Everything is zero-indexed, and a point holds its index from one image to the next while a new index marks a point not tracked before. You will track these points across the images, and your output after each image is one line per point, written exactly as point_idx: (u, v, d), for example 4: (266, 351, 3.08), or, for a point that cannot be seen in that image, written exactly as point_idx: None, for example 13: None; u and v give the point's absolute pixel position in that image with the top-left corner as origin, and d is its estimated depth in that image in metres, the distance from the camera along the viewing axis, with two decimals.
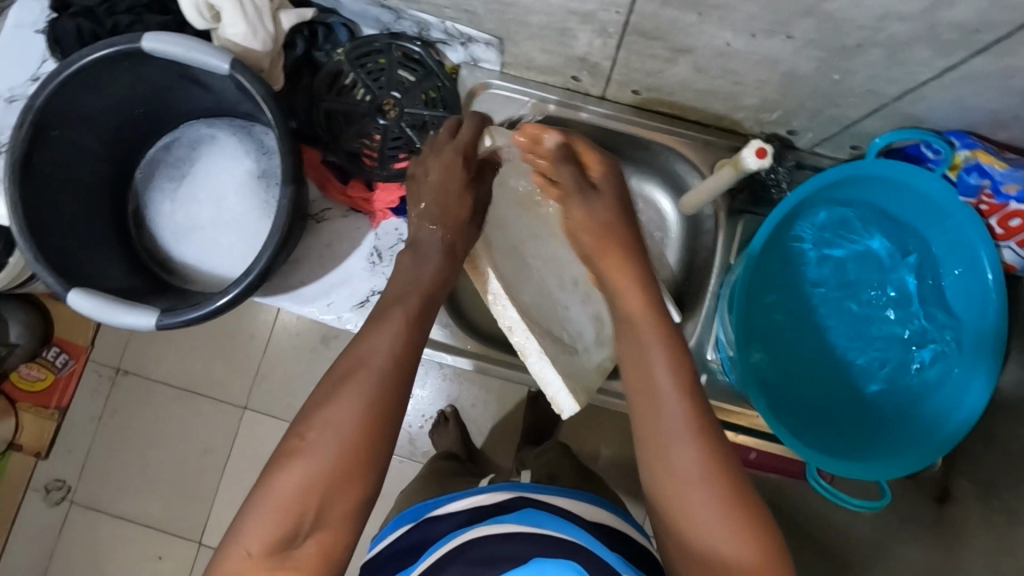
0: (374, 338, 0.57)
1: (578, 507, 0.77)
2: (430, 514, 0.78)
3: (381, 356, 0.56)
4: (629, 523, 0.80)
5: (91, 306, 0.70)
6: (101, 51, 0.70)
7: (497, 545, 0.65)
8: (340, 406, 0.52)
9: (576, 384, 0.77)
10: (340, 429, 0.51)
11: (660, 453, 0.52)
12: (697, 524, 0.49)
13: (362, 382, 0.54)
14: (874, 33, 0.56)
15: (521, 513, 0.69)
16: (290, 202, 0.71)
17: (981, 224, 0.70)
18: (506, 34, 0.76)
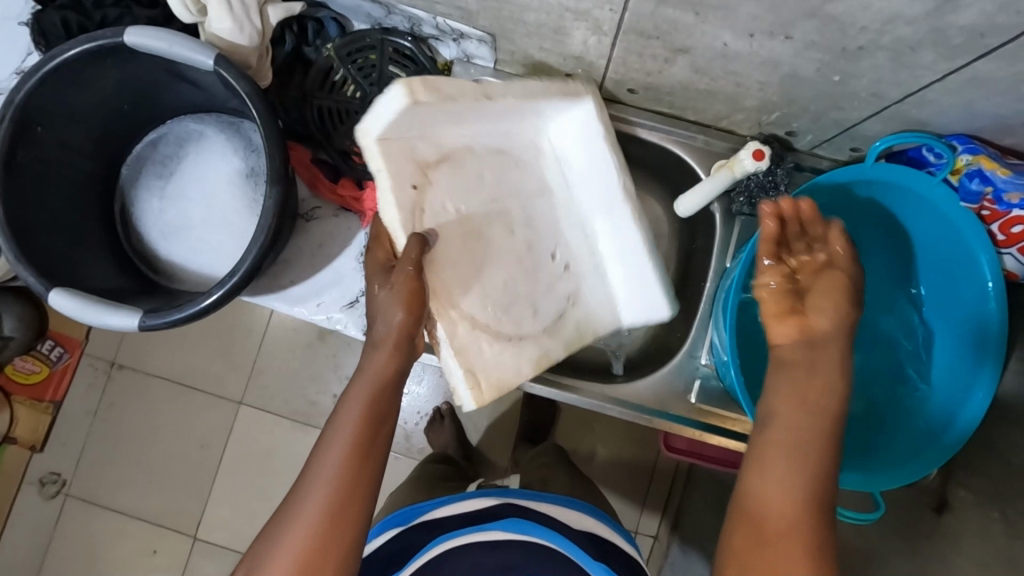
0: (325, 443, 0.58)
1: (574, 518, 0.78)
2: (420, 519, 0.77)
3: (328, 473, 0.57)
4: (620, 535, 0.81)
5: (75, 307, 0.69)
6: (82, 45, 0.68)
7: (483, 556, 0.69)
8: (277, 548, 0.54)
9: (487, 378, 0.68)
10: (283, 553, 0.54)
11: (780, 409, 0.57)
12: (769, 478, 0.53)
13: (312, 501, 0.56)
14: (877, 35, 0.54)
15: (509, 521, 0.72)
16: (276, 202, 0.69)
17: (982, 229, 0.67)
18: (500, 31, 0.74)
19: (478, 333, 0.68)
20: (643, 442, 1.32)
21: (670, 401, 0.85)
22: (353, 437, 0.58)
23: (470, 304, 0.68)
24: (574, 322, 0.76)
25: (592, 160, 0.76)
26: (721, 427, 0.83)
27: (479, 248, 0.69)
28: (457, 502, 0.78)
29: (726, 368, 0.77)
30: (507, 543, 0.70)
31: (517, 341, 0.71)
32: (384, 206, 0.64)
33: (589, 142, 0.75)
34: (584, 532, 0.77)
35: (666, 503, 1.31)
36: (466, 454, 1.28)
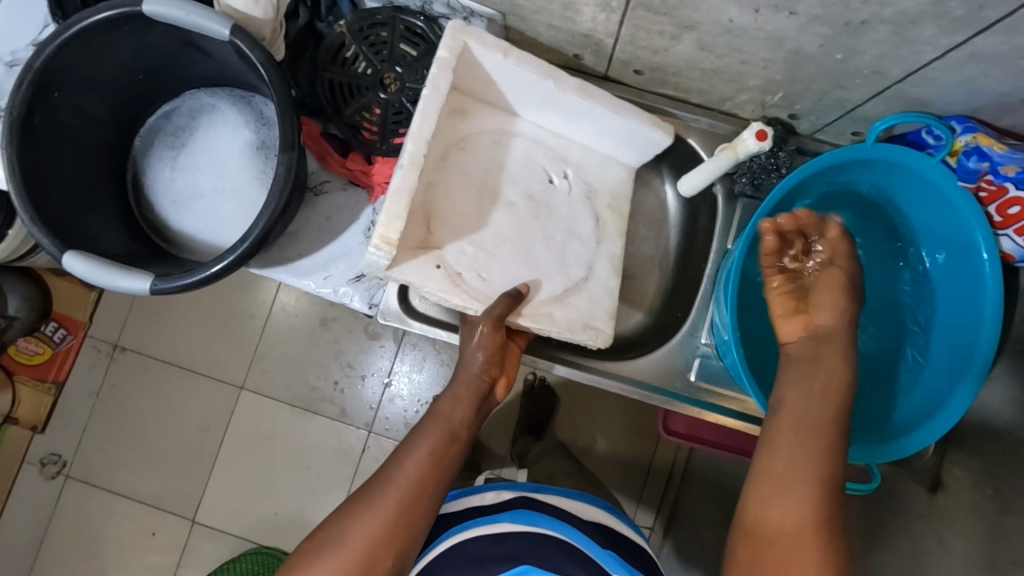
0: (412, 444, 0.67)
1: (583, 508, 0.80)
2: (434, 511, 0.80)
3: (412, 467, 0.65)
4: (623, 522, 0.83)
5: (88, 269, 0.70)
6: (102, 12, 0.69)
7: (490, 550, 0.70)
8: (348, 527, 0.60)
9: (599, 319, 0.79)
10: (354, 536, 0.60)
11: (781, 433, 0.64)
12: (779, 496, 0.60)
13: (387, 495, 0.62)
14: (880, 8, 0.55)
15: (518, 514, 0.74)
16: (288, 169, 0.71)
17: (977, 205, 0.69)
18: (511, 9, 0.76)
19: (567, 300, 0.78)
20: (641, 432, 1.34)
21: (666, 378, 0.87)
22: (435, 450, 0.66)
23: (545, 288, 0.77)
24: (607, 209, 0.84)
25: (524, 89, 0.75)
26: (717, 404, 0.87)
27: (483, 224, 0.76)
28: (466, 495, 0.79)
29: (727, 347, 0.79)
30: (512, 536, 0.71)
31: (592, 271, 0.81)
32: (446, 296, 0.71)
33: (493, 68, 0.72)
34: (593, 523, 0.79)
35: (663, 492, 1.34)
36: None
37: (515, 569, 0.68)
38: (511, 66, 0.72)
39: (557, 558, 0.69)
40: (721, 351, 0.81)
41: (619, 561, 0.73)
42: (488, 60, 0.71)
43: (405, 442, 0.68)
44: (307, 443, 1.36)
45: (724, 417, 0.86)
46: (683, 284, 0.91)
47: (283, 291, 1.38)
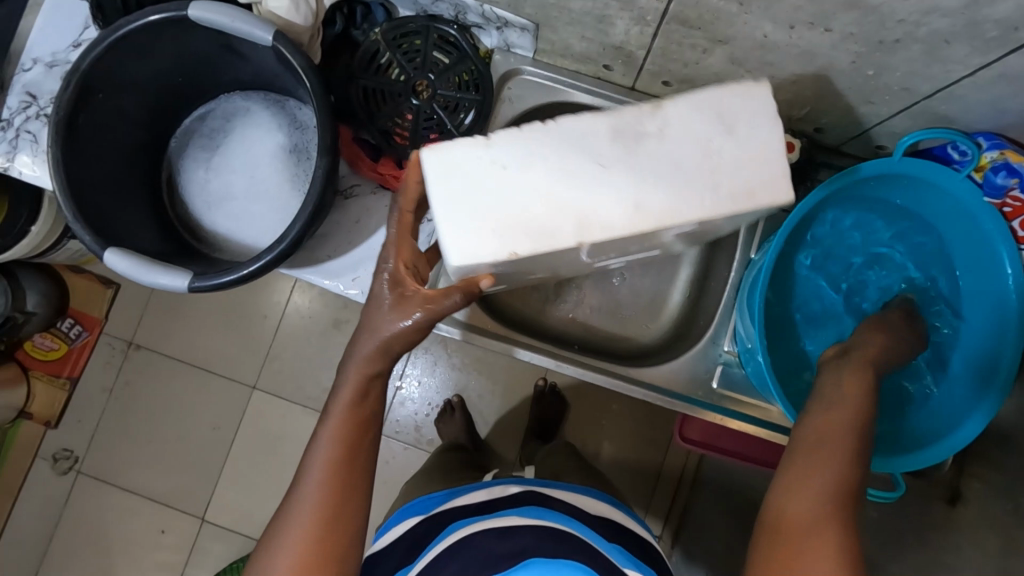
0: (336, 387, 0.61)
1: (590, 502, 0.83)
2: (440, 507, 0.81)
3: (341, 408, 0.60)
4: (635, 519, 0.86)
5: (126, 265, 0.72)
6: (149, 16, 0.71)
7: (494, 542, 0.69)
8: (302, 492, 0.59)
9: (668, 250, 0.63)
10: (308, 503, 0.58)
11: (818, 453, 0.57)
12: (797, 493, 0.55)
13: (322, 448, 0.59)
14: (914, 27, 0.56)
15: (524, 509, 0.75)
16: (326, 172, 0.72)
17: (1001, 220, 0.71)
18: (544, 20, 0.78)
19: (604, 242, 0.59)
20: (651, 441, 1.35)
21: (687, 384, 0.89)
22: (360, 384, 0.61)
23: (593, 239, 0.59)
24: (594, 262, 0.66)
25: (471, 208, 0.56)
26: (739, 411, 0.88)
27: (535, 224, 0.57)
28: (469, 493, 0.82)
29: (750, 355, 0.81)
30: (518, 529, 0.71)
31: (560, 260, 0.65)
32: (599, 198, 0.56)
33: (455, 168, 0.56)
34: (602, 518, 0.80)
35: (672, 500, 1.34)
36: (477, 444, 1.30)
37: (519, 562, 0.65)
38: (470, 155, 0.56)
39: (557, 546, 0.68)
40: (743, 359, 0.84)
41: (625, 555, 0.73)
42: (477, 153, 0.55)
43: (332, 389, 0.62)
44: None
45: (745, 424, 0.87)
46: (706, 290, 0.95)
47: (298, 292, 1.39)
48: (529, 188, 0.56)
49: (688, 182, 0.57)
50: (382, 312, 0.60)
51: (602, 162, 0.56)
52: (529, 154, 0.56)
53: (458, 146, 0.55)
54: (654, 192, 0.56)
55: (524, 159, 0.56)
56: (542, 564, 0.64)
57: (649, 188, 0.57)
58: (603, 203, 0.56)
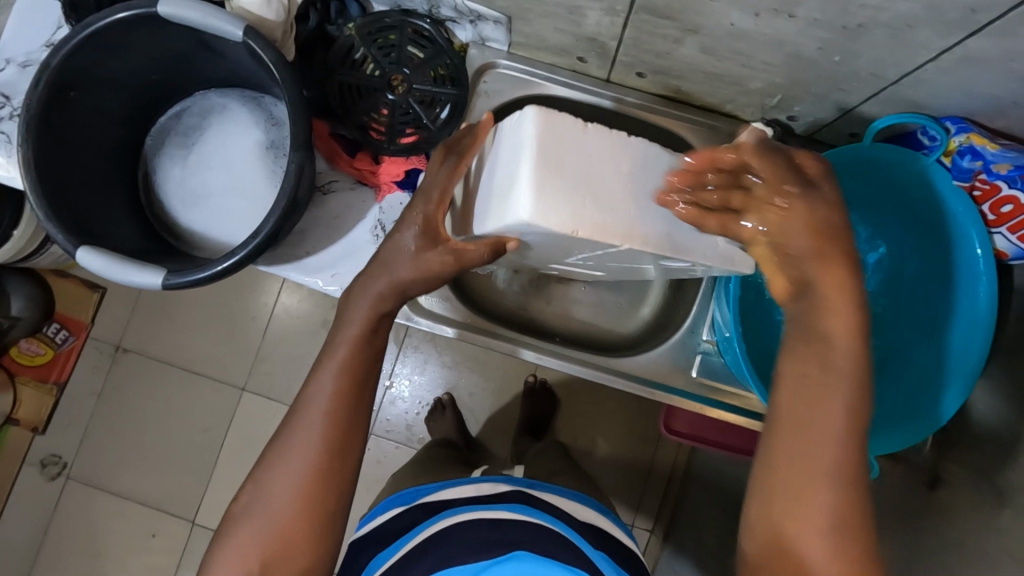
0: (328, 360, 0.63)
1: (574, 506, 0.82)
2: (424, 499, 0.81)
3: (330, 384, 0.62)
4: (618, 529, 0.84)
5: (101, 264, 0.72)
6: (119, 13, 0.71)
7: (488, 531, 0.71)
8: (285, 460, 0.61)
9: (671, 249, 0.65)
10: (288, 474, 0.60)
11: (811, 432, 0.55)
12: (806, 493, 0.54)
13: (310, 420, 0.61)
14: (876, 12, 0.57)
15: (514, 505, 0.75)
16: (298, 167, 0.72)
17: (970, 201, 0.72)
18: (517, 12, 0.78)
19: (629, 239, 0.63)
20: (641, 435, 1.36)
21: (669, 373, 0.89)
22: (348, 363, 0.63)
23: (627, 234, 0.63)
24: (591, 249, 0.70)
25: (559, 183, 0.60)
26: (719, 399, 0.88)
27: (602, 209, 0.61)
28: (461, 484, 0.82)
29: (728, 344, 0.81)
30: (511, 522, 0.72)
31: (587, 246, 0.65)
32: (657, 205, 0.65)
33: (566, 137, 0.60)
34: (583, 519, 0.81)
35: (663, 496, 1.35)
36: (467, 442, 1.30)
37: (509, 554, 0.66)
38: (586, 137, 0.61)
39: (547, 544, 0.69)
40: (722, 348, 0.84)
41: (607, 560, 0.73)
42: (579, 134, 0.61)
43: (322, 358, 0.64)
44: None
45: (726, 412, 0.88)
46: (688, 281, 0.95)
47: (284, 292, 1.39)
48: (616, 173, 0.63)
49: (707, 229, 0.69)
50: (403, 257, 0.65)
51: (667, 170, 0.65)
52: (595, 161, 0.61)
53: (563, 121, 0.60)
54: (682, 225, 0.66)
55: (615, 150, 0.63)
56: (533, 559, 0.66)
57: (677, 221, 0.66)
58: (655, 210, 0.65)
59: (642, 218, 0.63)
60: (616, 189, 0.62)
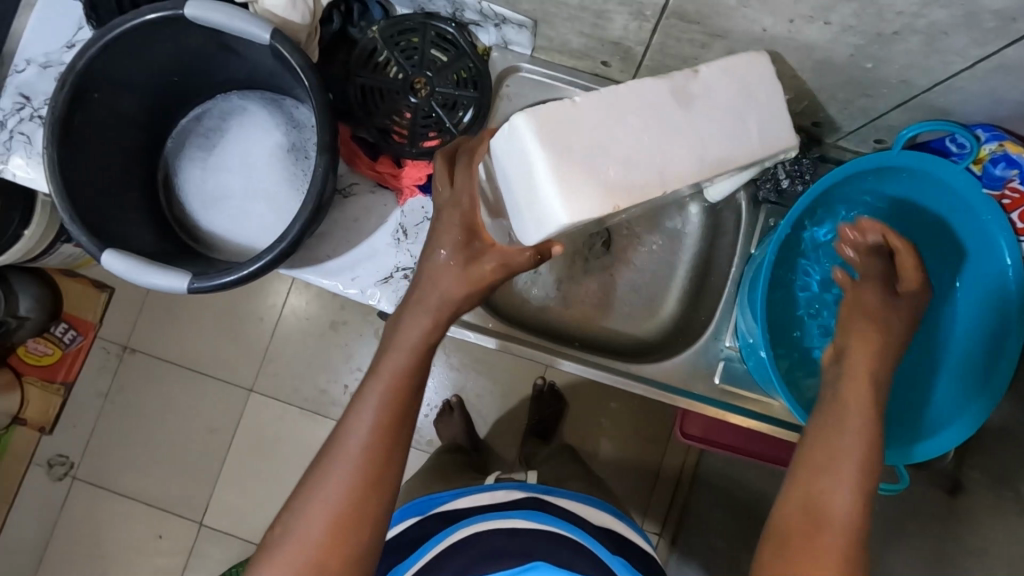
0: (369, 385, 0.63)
1: (592, 512, 0.82)
2: (440, 508, 0.80)
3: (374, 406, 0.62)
4: (635, 533, 0.85)
5: (124, 267, 0.71)
6: (145, 15, 0.71)
7: (506, 541, 0.70)
8: (326, 481, 0.61)
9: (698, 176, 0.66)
10: (330, 497, 0.60)
11: (826, 458, 0.59)
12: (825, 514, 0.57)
13: (355, 445, 0.61)
14: (913, 20, 0.57)
15: (531, 512, 0.74)
16: (324, 171, 0.71)
17: (1000, 210, 0.71)
18: (542, 16, 0.78)
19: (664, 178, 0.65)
20: (650, 439, 1.35)
21: (689, 378, 0.89)
22: (392, 392, 0.63)
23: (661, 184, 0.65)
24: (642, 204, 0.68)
25: (576, 170, 0.62)
26: (738, 405, 0.88)
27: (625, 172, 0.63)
28: (478, 494, 0.81)
29: (751, 349, 0.81)
30: (529, 531, 0.71)
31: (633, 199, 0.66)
32: (675, 143, 0.65)
33: (561, 121, 0.62)
34: (601, 528, 0.80)
35: (671, 501, 1.34)
36: (475, 445, 1.31)
37: (526, 565, 0.66)
38: (579, 112, 0.62)
39: (568, 555, 0.68)
40: (745, 355, 0.84)
41: (625, 567, 0.73)
42: (571, 111, 0.62)
43: (363, 383, 0.64)
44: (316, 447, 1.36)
45: (745, 418, 0.88)
46: (706, 286, 0.95)
47: (295, 294, 1.39)
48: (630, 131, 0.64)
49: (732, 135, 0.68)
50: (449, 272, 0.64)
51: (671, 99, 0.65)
52: (609, 129, 0.63)
53: (548, 109, 0.61)
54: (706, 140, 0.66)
55: (615, 104, 0.63)
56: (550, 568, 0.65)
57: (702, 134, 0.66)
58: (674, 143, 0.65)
59: (671, 153, 0.65)
60: (636, 144, 0.64)
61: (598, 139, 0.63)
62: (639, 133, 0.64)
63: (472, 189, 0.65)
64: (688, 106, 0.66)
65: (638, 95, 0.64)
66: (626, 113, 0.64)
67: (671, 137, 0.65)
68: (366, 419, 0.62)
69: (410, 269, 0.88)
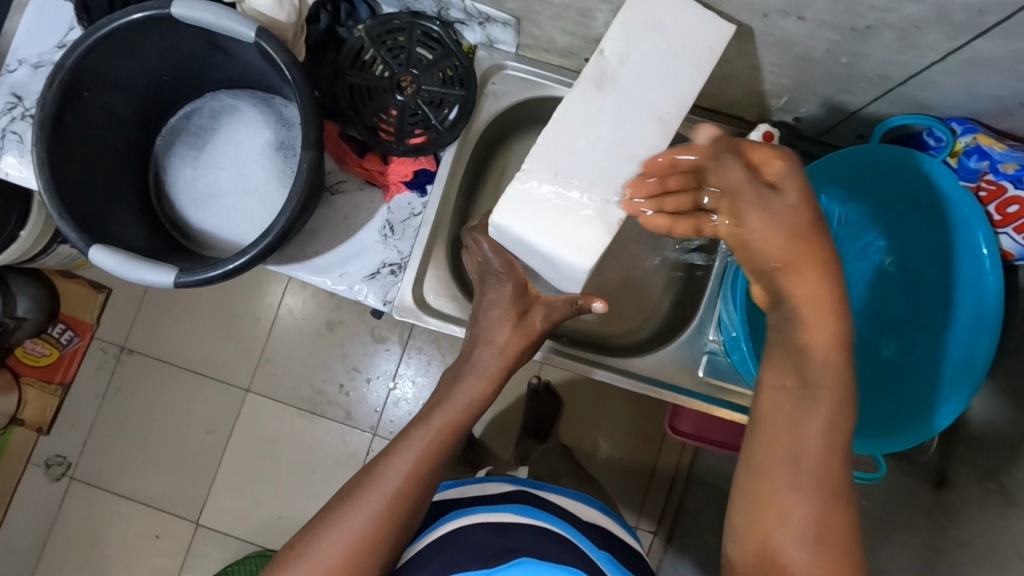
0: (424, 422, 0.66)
1: (581, 506, 0.82)
2: (436, 499, 0.81)
3: (421, 439, 0.64)
4: (622, 527, 0.85)
5: (114, 262, 0.72)
6: (133, 14, 0.72)
7: (492, 538, 0.69)
8: (359, 500, 0.59)
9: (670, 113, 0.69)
10: (359, 517, 0.58)
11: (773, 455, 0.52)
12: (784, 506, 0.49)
13: (394, 470, 0.61)
14: (885, 14, 0.58)
15: (519, 507, 0.74)
16: (310, 167, 0.72)
17: (977, 203, 0.73)
18: (526, 14, 0.79)
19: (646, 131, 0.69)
20: (644, 436, 1.36)
21: (676, 373, 0.90)
22: (437, 431, 0.65)
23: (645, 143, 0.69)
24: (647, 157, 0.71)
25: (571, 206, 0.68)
26: (725, 400, 0.89)
27: (604, 169, 0.68)
28: (467, 485, 0.81)
29: (734, 343, 0.82)
30: (513, 527, 0.71)
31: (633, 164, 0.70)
32: (628, 115, 0.69)
33: (532, 188, 0.68)
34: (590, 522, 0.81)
35: (665, 499, 1.35)
36: (470, 443, 1.32)
37: (509, 562, 0.66)
38: (536, 169, 0.68)
39: (554, 549, 0.68)
40: (728, 348, 0.85)
41: (612, 561, 0.73)
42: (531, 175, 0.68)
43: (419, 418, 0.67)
44: (312, 446, 1.37)
45: (731, 412, 0.88)
46: (694, 282, 0.95)
47: (290, 294, 1.40)
48: (586, 143, 0.69)
49: (678, 66, 0.69)
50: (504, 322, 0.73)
51: (601, 89, 0.69)
52: (557, 162, 0.69)
53: (510, 198, 0.68)
54: (658, 90, 0.69)
55: (559, 136, 0.69)
56: (534, 563, 0.66)
57: (651, 90, 0.69)
58: (628, 114, 0.69)
59: (630, 125, 0.69)
60: (588, 154, 0.69)
61: (566, 168, 0.68)
62: (593, 133, 0.69)
63: (508, 254, 0.75)
64: (608, 87, 0.69)
65: (565, 108, 0.69)
66: (570, 128, 0.69)
67: (621, 110, 0.69)
68: (412, 450, 0.63)
69: (397, 265, 0.89)
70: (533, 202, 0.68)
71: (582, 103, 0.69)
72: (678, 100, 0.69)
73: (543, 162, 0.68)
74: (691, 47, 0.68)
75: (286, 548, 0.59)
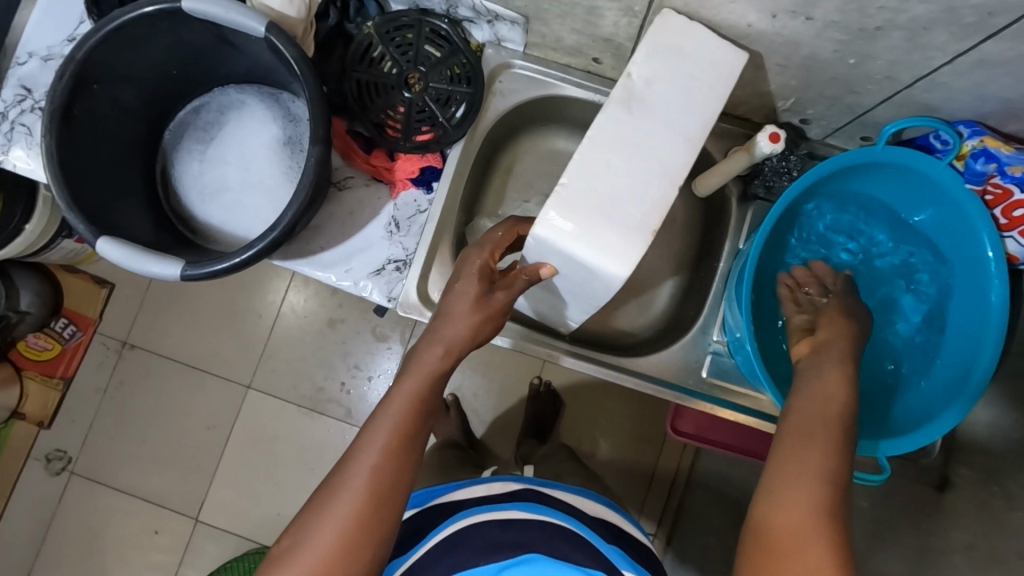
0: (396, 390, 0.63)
1: (585, 503, 0.82)
2: (438, 499, 0.80)
3: (399, 407, 0.61)
4: (628, 521, 0.85)
5: (119, 254, 0.72)
6: (144, 7, 0.72)
7: (498, 532, 0.69)
8: (349, 478, 0.58)
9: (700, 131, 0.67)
10: (349, 496, 0.57)
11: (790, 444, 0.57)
12: (782, 502, 0.53)
13: (378, 443, 0.59)
14: (893, 15, 0.58)
15: (526, 503, 0.74)
16: (317, 161, 0.73)
17: (983, 207, 0.72)
18: (535, 13, 0.79)
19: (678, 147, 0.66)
20: (646, 438, 1.36)
21: (679, 373, 0.90)
22: (415, 396, 0.62)
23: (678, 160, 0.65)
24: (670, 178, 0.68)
25: (610, 223, 0.62)
26: (729, 400, 0.88)
27: (640, 185, 0.64)
28: (471, 487, 0.80)
29: (739, 344, 0.82)
30: (521, 521, 0.71)
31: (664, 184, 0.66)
32: (657, 131, 0.66)
33: (572, 207, 0.62)
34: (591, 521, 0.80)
35: (666, 503, 1.34)
36: (471, 443, 1.32)
37: (518, 556, 0.66)
38: (574, 189, 0.63)
39: (562, 546, 0.68)
40: (732, 348, 0.85)
41: (623, 557, 0.73)
42: (569, 194, 0.62)
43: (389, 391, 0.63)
44: (314, 443, 1.37)
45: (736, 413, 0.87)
46: (699, 283, 0.96)
47: (293, 291, 1.40)
48: (619, 160, 0.64)
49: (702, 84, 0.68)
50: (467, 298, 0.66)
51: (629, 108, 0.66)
52: (590, 178, 0.63)
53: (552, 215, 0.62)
54: (685, 106, 0.67)
55: (593, 154, 0.64)
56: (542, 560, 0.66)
57: (677, 106, 0.67)
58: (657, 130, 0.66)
59: (661, 141, 0.66)
60: (623, 168, 0.64)
61: (603, 188, 0.63)
62: (626, 149, 0.65)
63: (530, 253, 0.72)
64: (638, 107, 0.66)
65: (600, 126, 0.65)
66: (602, 146, 0.64)
67: (650, 127, 0.66)
68: (391, 419, 0.60)
69: (402, 261, 0.89)
70: (576, 218, 0.62)
71: (612, 121, 0.65)
72: (702, 121, 0.67)
73: (580, 181, 0.63)
74: (712, 73, 0.68)
75: (282, 536, 0.58)
